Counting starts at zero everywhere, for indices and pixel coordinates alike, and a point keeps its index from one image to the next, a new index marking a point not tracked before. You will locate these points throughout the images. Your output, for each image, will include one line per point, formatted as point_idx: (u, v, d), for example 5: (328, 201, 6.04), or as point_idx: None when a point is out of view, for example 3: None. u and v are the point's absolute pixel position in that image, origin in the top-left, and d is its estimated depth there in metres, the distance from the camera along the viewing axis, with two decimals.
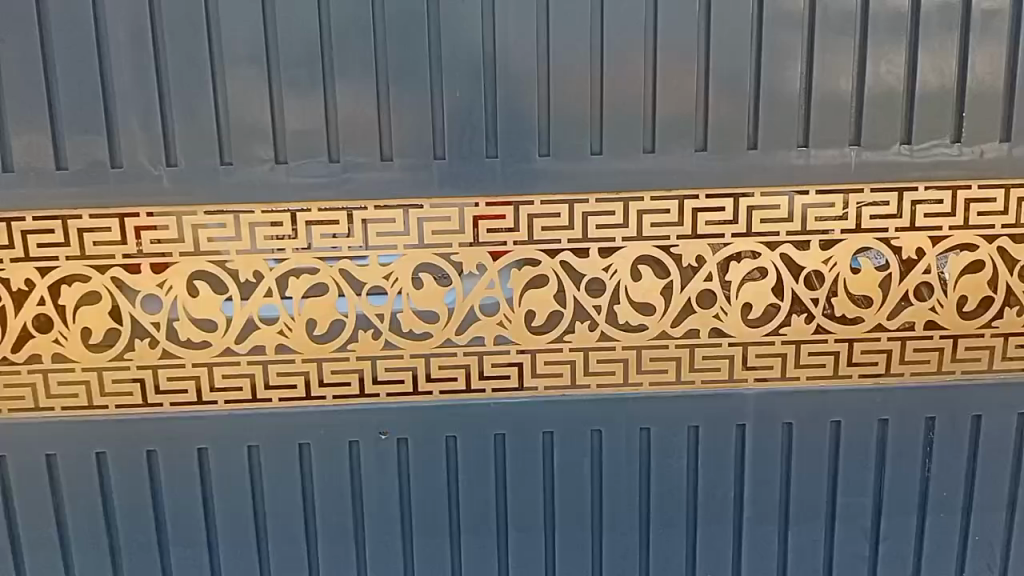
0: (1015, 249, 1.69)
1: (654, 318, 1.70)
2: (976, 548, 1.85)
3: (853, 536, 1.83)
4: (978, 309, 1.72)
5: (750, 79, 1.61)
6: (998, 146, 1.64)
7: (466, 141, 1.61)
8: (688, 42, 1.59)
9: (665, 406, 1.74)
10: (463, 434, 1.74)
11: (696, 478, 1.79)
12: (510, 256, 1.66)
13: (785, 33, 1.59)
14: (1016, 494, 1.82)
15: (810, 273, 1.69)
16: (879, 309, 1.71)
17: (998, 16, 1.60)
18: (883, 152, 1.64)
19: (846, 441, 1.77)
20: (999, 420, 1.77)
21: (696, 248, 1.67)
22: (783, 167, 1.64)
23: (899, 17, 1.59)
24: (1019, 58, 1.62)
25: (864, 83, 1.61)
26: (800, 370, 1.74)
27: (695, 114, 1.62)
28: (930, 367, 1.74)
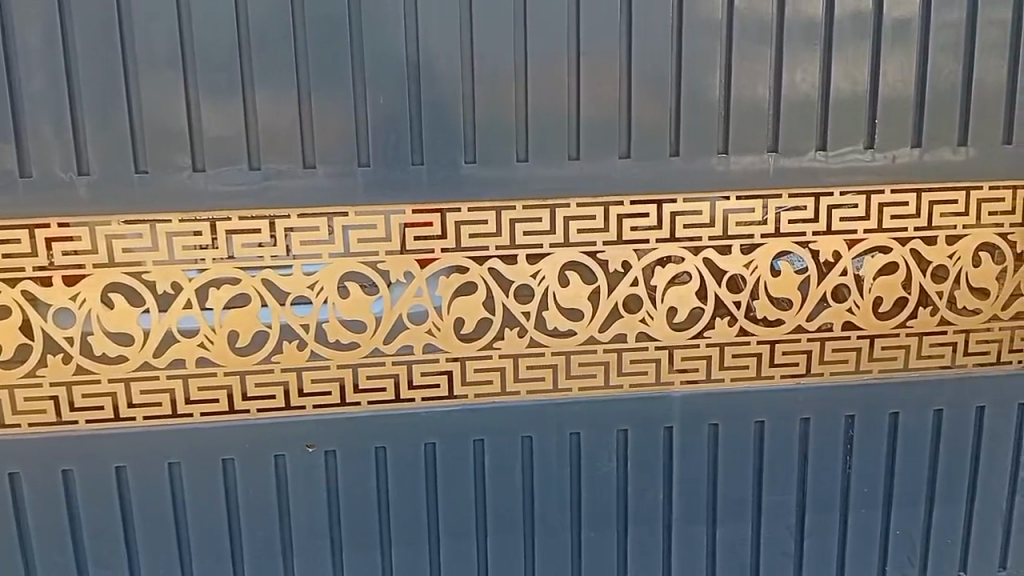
0: (927, 251, 1.76)
1: (582, 323, 1.72)
2: (896, 541, 1.91)
3: (778, 532, 1.88)
4: (892, 310, 1.78)
5: (672, 86, 1.64)
6: (909, 151, 1.71)
7: (392, 148, 1.59)
8: (611, 50, 1.61)
9: (595, 411, 1.75)
10: (393, 445, 1.72)
11: (627, 481, 1.81)
12: (438, 263, 1.65)
13: (705, 40, 1.62)
14: (931, 488, 1.89)
15: (732, 277, 1.73)
16: (798, 311, 1.76)
17: (905, 27, 1.66)
18: (800, 158, 1.69)
19: (770, 441, 1.82)
20: (914, 417, 1.84)
21: (622, 253, 1.69)
22: (705, 173, 1.67)
23: (813, 27, 1.64)
24: (925, 68, 1.69)
25: (780, 91, 1.66)
26: (724, 372, 1.77)
27: (620, 121, 1.64)
28: (848, 366, 1.80)
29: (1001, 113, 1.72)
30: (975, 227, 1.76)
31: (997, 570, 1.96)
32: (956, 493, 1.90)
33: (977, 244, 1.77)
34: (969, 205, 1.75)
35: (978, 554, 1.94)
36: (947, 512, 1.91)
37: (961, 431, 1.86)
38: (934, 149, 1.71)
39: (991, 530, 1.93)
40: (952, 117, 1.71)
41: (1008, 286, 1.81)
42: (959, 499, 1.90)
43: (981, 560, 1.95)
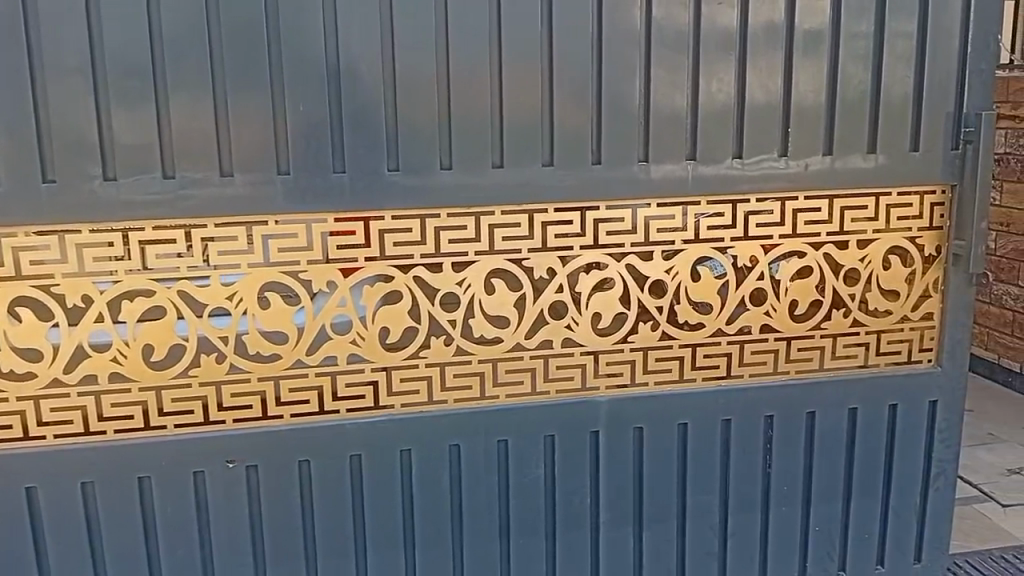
0: (839, 255, 1.81)
1: (508, 330, 1.72)
2: (815, 537, 1.96)
3: (703, 533, 1.91)
4: (808, 312, 1.84)
5: (592, 95, 1.65)
6: (821, 159, 1.76)
7: (312, 156, 1.57)
8: (532, 58, 1.62)
9: (522, 418, 1.75)
10: (318, 458, 1.69)
11: (554, 487, 1.82)
12: (361, 272, 1.63)
13: (624, 49, 1.64)
14: (848, 484, 1.95)
15: (655, 282, 1.76)
16: (718, 315, 1.80)
17: (815, 38, 1.72)
18: (717, 166, 1.72)
19: (693, 442, 1.85)
20: (831, 416, 1.90)
21: (547, 260, 1.70)
22: (627, 181, 1.69)
23: (727, 38, 1.68)
24: (834, 78, 1.75)
25: (698, 100, 1.70)
26: (648, 376, 1.80)
27: (542, 129, 1.65)
28: (767, 368, 1.85)
29: (906, 123, 1.79)
30: (884, 232, 1.82)
31: (911, 562, 2.03)
32: (872, 489, 1.96)
33: (886, 248, 1.84)
34: (878, 210, 1.81)
35: (894, 547, 2.01)
36: (863, 507, 1.97)
37: (875, 428, 1.93)
38: (844, 156, 1.77)
39: (905, 524, 2.00)
40: (861, 125, 1.77)
41: (917, 287, 1.88)
42: (874, 495, 1.97)
43: (896, 553, 2.02)
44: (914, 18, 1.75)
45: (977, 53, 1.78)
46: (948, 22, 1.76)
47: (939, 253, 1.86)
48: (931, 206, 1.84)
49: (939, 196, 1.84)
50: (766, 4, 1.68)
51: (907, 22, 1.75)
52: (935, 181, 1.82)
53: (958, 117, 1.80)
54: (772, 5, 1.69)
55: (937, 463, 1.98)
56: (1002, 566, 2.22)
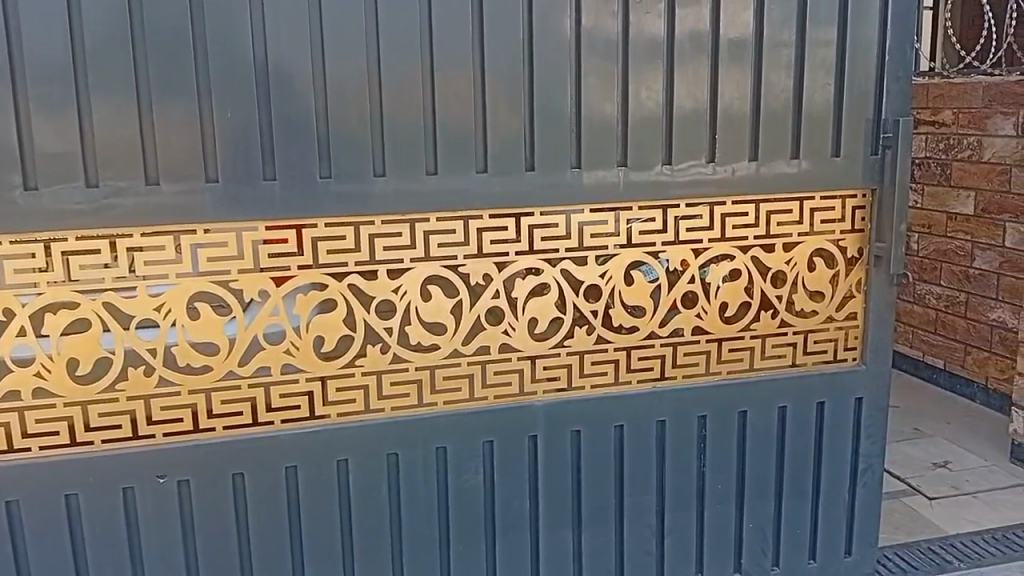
0: (766, 258, 1.87)
1: (445, 336, 1.72)
2: (750, 534, 2.01)
3: (641, 533, 1.94)
4: (737, 314, 1.88)
5: (524, 102, 1.67)
6: (748, 164, 1.81)
7: (241, 164, 1.55)
8: (463, 64, 1.62)
9: (460, 424, 1.76)
10: (252, 470, 1.66)
11: (494, 492, 1.82)
12: (295, 281, 1.61)
13: (555, 56, 1.66)
14: (779, 481, 2.00)
15: (589, 287, 1.78)
16: (652, 318, 1.83)
17: (740, 46, 1.76)
18: (647, 172, 1.75)
19: (630, 444, 1.88)
20: (762, 414, 1.94)
21: (482, 266, 1.70)
22: (560, 187, 1.70)
23: (655, 46, 1.72)
24: (759, 86, 1.79)
25: (627, 107, 1.73)
26: (584, 379, 1.82)
27: (475, 136, 1.65)
28: (700, 369, 1.89)
29: (828, 129, 1.85)
30: (808, 235, 1.88)
31: (842, 556, 2.09)
32: (803, 485, 2.02)
33: (812, 251, 1.89)
34: (803, 214, 1.87)
35: (825, 542, 2.07)
36: (795, 504, 2.02)
37: (804, 425, 1.98)
38: (770, 162, 1.82)
39: (834, 518, 2.06)
40: (785, 132, 1.82)
41: (841, 288, 1.94)
42: (805, 491, 2.02)
43: (828, 547, 2.07)
44: (834, 27, 1.81)
45: (894, 62, 1.85)
46: (865, 32, 1.82)
47: (861, 254, 1.93)
48: (852, 209, 1.90)
49: (861, 200, 1.90)
50: (692, 13, 1.72)
51: (827, 31, 1.81)
52: (857, 185, 1.88)
53: (877, 123, 1.87)
54: (698, 13, 1.73)
55: (864, 458, 2.04)
56: (928, 557, 2.30)
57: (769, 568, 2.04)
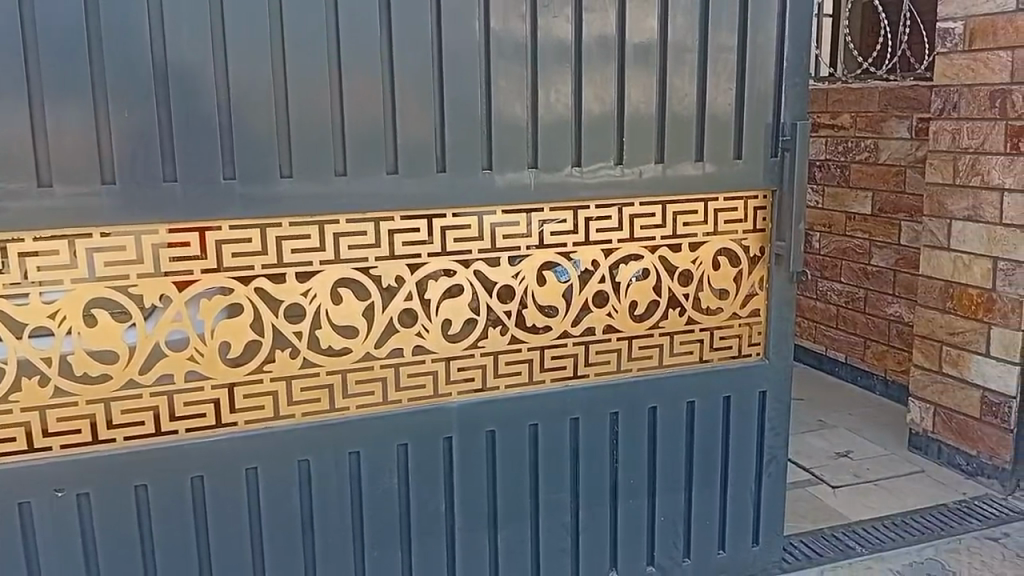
0: (674, 257, 1.91)
1: (357, 339, 1.70)
2: (662, 527, 2.06)
3: (556, 531, 1.96)
4: (647, 312, 1.92)
5: (435, 103, 1.67)
6: (654, 166, 1.85)
7: (141, 164, 1.50)
8: (371, 66, 1.61)
9: (373, 428, 1.75)
10: (157, 481, 1.62)
11: (408, 495, 1.81)
12: (199, 285, 1.57)
13: (464, 59, 1.67)
14: (689, 475, 2.05)
15: (502, 288, 1.79)
16: (564, 317, 1.85)
17: (645, 51, 1.81)
18: (557, 174, 1.78)
19: (543, 442, 1.90)
20: (671, 410, 1.99)
21: (394, 268, 1.69)
22: (471, 188, 1.71)
23: (564, 49, 1.74)
24: (664, 90, 1.84)
25: (537, 110, 1.75)
26: (498, 380, 1.83)
27: (385, 137, 1.64)
28: (611, 366, 1.93)
29: (730, 132, 1.91)
30: (714, 234, 1.94)
31: (748, 545, 2.16)
32: (711, 478, 2.08)
33: (717, 250, 1.95)
34: (708, 214, 1.92)
35: (732, 532, 2.13)
36: (704, 496, 2.08)
37: (712, 420, 2.04)
38: (675, 164, 1.87)
39: (742, 509, 2.13)
40: (690, 134, 1.87)
41: (745, 286, 2.00)
42: (713, 483, 2.08)
43: (735, 537, 2.14)
44: (735, 33, 1.87)
45: (791, 69, 1.93)
46: (764, 39, 1.89)
47: (763, 253, 1.99)
48: (754, 209, 1.97)
49: (762, 201, 1.97)
50: (598, 18, 1.76)
51: (728, 38, 1.87)
52: (758, 187, 1.95)
53: (776, 127, 1.94)
54: (604, 18, 1.76)
55: (769, 449, 2.12)
56: (831, 543, 2.39)
57: (680, 560, 2.09)
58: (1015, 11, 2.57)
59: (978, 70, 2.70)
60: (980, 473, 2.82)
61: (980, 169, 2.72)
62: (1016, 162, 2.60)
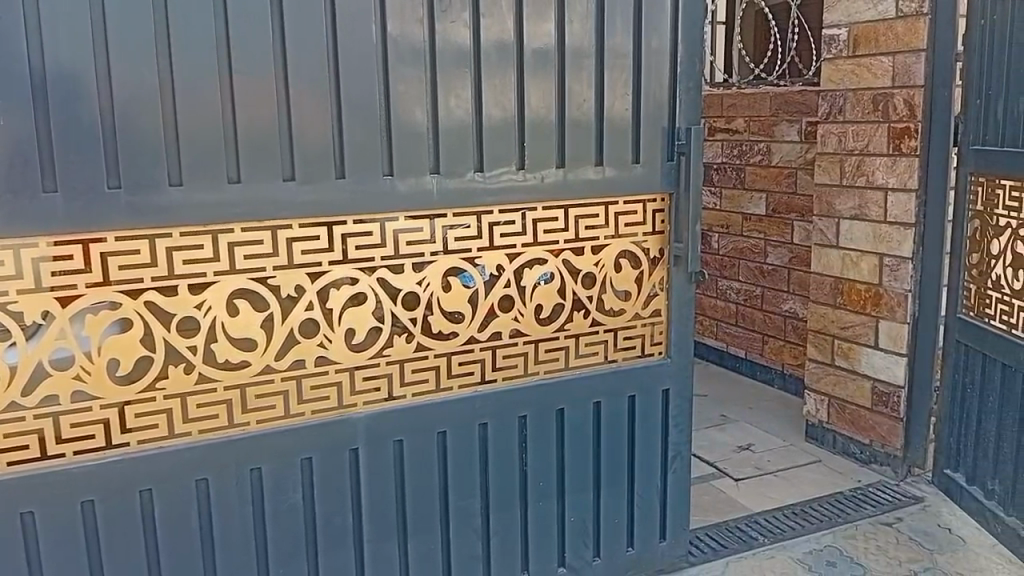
0: (577, 260, 1.93)
1: (256, 351, 1.65)
2: (572, 527, 2.07)
3: (467, 538, 1.95)
4: (552, 316, 1.94)
5: (332, 109, 1.64)
6: (555, 171, 1.86)
7: (18, 174, 1.42)
8: (264, 70, 1.57)
9: (276, 442, 1.70)
10: (44, 508, 1.53)
11: (315, 510, 1.77)
12: (85, 300, 1.49)
13: (361, 63, 1.64)
14: (597, 475, 2.08)
15: (406, 295, 1.77)
16: (470, 323, 1.85)
17: (544, 56, 1.82)
18: (459, 179, 1.77)
19: (452, 449, 1.89)
20: (578, 412, 2.01)
21: (293, 277, 1.65)
22: (372, 194, 1.68)
23: (463, 54, 1.74)
24: (563, 95, 1.86)
25: (437, 115, 1.74)
26: (404, 388, 1.81)
27: (280, 143, 1.60)
28: (518, 370, 1.93)
29: (628, 137, 1.94)
30: (615, 237, 1.97)
31: (656, 540, 2.20)
32: (618, 477, 2.11)
33: (619, 252, 1.98)
34: (608, 218, 1.95)
35: (640, 528, 2.17)
36: (612, 495, 2.11)
37: (618, 419, 2.07)
38: (576, 168, 1.89)
39: (649, 505, 2.17)
40: (589, 138, 1.90)
41: (646, 287, 2.04)
42: (621, 482, 2.11)
43: (643, 533, 2.18)
44: (630, 39, 1.90)
45: (685, 75, 1.98)
46: (658, 45, 1.93)
47: (663, 254, 2.03)
48: (653, 212, 2.01)
49: (661, 203, 2.01)
50: (496, 23, 1.76)
51: (625, 44, 1.90)
52: (656, 190, 1.99)
53: (672, 131, 1.99)
54: (502, 24, 1.77)
55: (673, 445, 2.16)
56: (735, 535, 2.46)
57: (591, 559, 2.11)
58: (894, 18, 2.71)
59: (861, 75, 2.84)
60: (873, 460, 2.95)
61: (865, 169, 2.86)
62: (898, 162, 2.74)
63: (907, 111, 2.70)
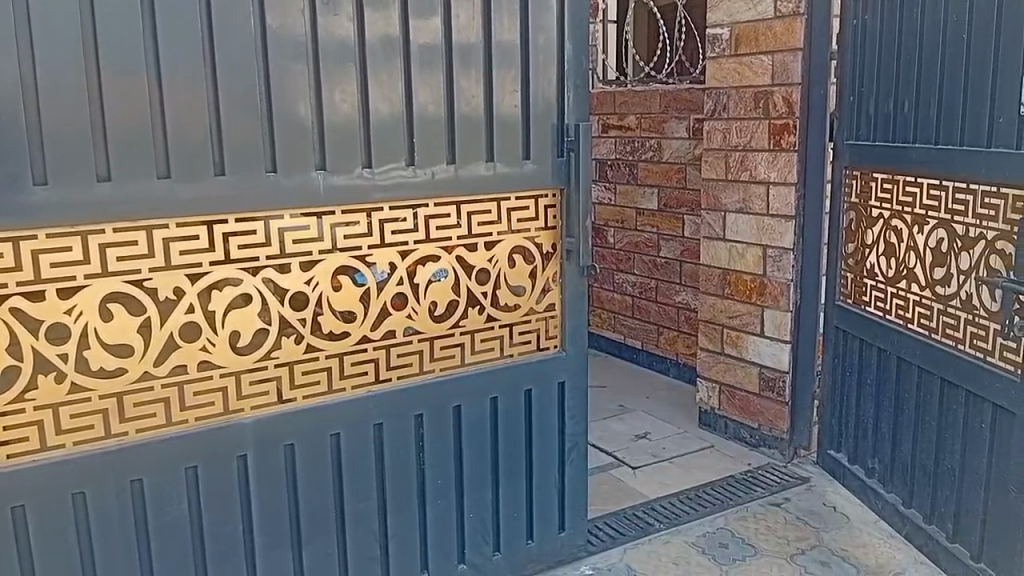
0: (471, 256, 1.93)
1: (134, 358, 1.58)
2: (471, 524, 2.07)
3: (364, 540, 1.92)
4: (446, 313, 1.92)
5: (210, 104, 1.58)
6: (445, 167, 1.85)
7: None
8: (134, 63, 1.50)
9: (158, 452, 1.63)
10: None
11: (203, 520, 1.71)
12: None
13: (239, 57, 1.59)
14: (496, 470, 2.08)
15: (293, 295, 1.72)
16: (362, 322, 1.82)
17: (430, 52, 1.81)
18: (347, 175, 1.74)
19: (347, 451, 1.86)
20: (474, 408, 2.01)
21: (173, 279, 1.58)
22: (254, 192, 1.63)
23: (346, 48, 1.70)
24: (451, 91, 1.85)
25: (322, 112, 1.70)
26: (295, 391, 1.77)
27: (154, 139, 1.53)
28: (412, 369, 1.91)
29: (518, 133, 1.95)
30: (509, 232, 1.97)
31: (555, 532, 2.22)
32: (517, 471, 2.11)
33: (512, 248, 1.99)
34: (501, 214, 1.95)
35: (539, 521, 2.19)
36: (510, 489, 2.11)
37: (514, 414, 2.08)
38: (466, 164, 1.88)
39: (547, 498, 2.19)
40: (479, 135, 1.90)
41: (540, 282, 2.05)
42: (519, 476, 2.12)
43: (542, 525, 2.20)
44: (518, 35, 1.91)
45: (572, 73, 2.00)
46: (545, 41, 1.95)
47: (556, 249, 2.05)
48: (545, 207, 2.02)
49: (552, 199, 2.03)
50: (380, 18, 1.73)
51: (512, 40, 1.91)
52: (547, 186, 2.01)
53: (561, 128, 2.01)
54: (387, 18, 1.74)
55: (570, 437, 2.19)
56: (633, 522, 2.51)
57: (491, 554, 2.12)
58: (773, 18, 2.81)
59: (743, 73, 2.94)
60: (762, 444, 3.07)
61: (748, 164, 2.97)
62: (778, 157, 2.85)
63: (786, 107, 2.81)
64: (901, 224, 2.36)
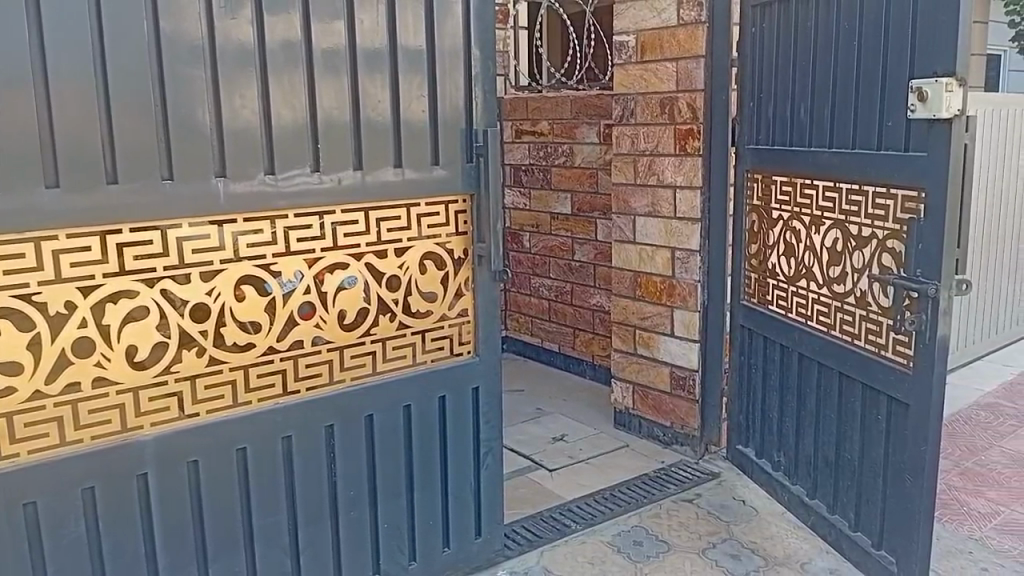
0: (380, 264, 1.91)
1: (23, 376, 1.51)
2: (386, 534, 2.05)
3: (274, 555, 1.88)
4: (356, 320, 1.90)
5: (101, 108, 1.52)
6: (352, 173, 1.83)
7: None
8: (18, 66, 1.43)
9: (52, 474, 1.56)
10: None
11: (101, 542, 1.64)
12: None
13: (132, 60, 1.54)
14: (409, 478, 2.07)
15: (194, 307, 1.67)
16: (267, 333, 1.78)
17: (334, 58, 1.79)
18: (248, 182, 1.70)
19: (255, 465, 1.81)
20: (386, 416, 1.99)
21: (64, 293, 1.52)
22: (150, 200, 1.58)
23: (246, 53, 1.67)
24: (357, 97, 1.83)
25: (221, 117, 1.66)
26: (198, 405, 1.72)
27: (40, 145, 1.47)
28: (322, 378, 1.88)
29: (426, 139, 1.94)
30: (419, 239, 1.96)
31: (471, 538, 2.22)
32: (431, 478, 2.11)
33: (423, 254, 1.98)
34: (410, 220, 1.94)
35: (454, 528, 2.18)
36: (425, 497, 2.10)
37: (428, 421, 2.07)
38: (373, 170, 1.86)
39: (463, 504, 2.18)
40: (386, 140, 1.88)
41: (452, 287, 2.04)
42: (434, 483, 2.11)
43: (458, 532, 2.19)
44: (423, 39, 1.91)
45: (479, 78, 2.01)
46: (451, 47, 1.95)
47: (467, 255, 2.05)
48: (455, 213, 2.02)
49: (462, 204, 2.02)
50: (282, 22, 1.70)
51: (417, 45, 1.90)
52: (457, 191, 2.00)
53: (469, 133, 2.01)
54: (288, 22, 1.71)
55: (485, 443, 2.19)
56: (550, 524, 2.53)
57: (407, 564, 2.10)
58: (676, 26, 2.88)
59: (649, 80, 3.01)
60: (675, 442, 3.13)
61: (655, 169, 3.03)
62: (684, 161, 2.93)
63: (690, 113, 2.88)
64: (799, 225, 2.45)
